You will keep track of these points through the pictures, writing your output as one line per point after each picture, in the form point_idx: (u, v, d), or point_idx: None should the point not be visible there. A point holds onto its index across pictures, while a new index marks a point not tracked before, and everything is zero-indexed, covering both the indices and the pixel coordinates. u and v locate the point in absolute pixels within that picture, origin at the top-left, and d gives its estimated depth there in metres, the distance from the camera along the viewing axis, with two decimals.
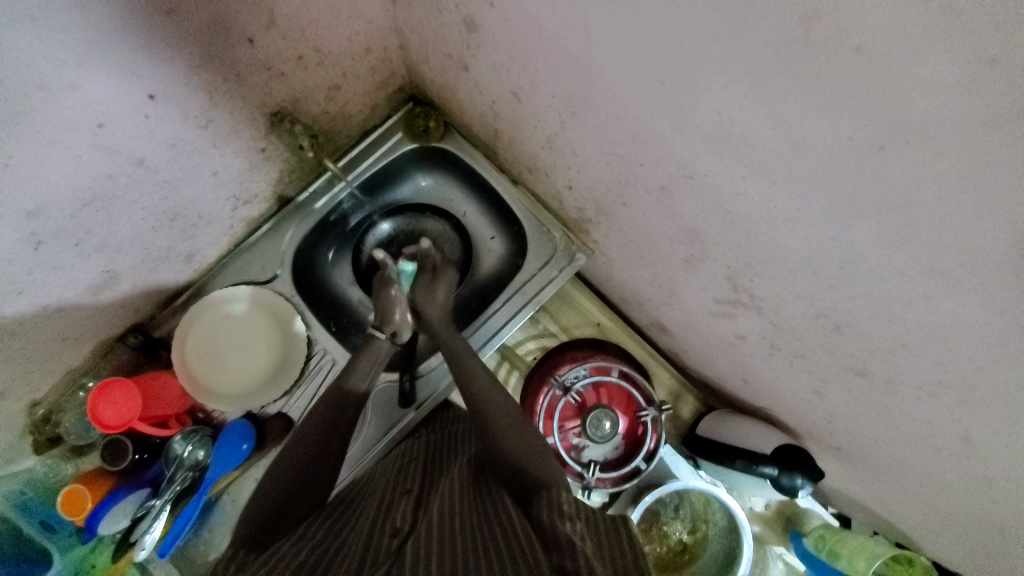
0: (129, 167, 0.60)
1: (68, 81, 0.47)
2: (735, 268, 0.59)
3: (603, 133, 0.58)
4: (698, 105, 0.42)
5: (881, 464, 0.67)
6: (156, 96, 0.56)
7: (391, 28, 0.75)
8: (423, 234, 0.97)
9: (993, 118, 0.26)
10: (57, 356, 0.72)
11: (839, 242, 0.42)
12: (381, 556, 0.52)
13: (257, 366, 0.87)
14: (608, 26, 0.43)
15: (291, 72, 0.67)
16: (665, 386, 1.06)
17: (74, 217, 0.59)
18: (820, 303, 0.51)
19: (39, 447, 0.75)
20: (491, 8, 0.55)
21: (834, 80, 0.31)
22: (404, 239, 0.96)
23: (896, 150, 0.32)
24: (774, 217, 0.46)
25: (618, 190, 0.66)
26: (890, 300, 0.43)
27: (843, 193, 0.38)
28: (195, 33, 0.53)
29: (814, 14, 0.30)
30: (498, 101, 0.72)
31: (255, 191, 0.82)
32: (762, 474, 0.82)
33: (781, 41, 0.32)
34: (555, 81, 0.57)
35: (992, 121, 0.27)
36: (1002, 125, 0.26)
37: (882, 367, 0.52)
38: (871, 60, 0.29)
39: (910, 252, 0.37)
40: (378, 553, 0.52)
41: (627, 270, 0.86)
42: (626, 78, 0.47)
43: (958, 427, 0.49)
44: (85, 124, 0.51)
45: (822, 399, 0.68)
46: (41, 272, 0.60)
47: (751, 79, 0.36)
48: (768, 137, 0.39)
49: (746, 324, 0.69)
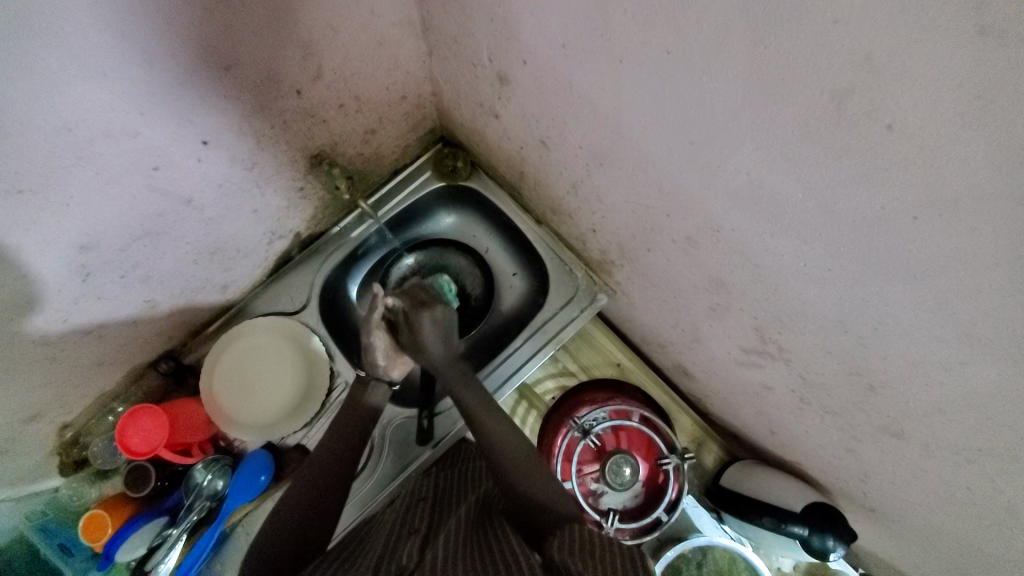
0: (179, 207, 0.64)
1: (130, 129, 0.50)
2: (762, 320, 0.58)
3: (630, 184, 0.59)
4: (726, 165, 0.43)
5: (920, 529, 0.63)
6: (209, 141, 0.60)
7: (426, 78, 0.78)
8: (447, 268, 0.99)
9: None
10: (92, 379, 0.75)
11: (870, 303, 0.42)
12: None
13: (279, 396, 0.87)
14: (637, 88, 0.45)
15: (332, 118, 0.71)
16: (687, 432, 1.04)
17: (122, 251, 0.62)
18: (852, 361, 0.50)
19: (65, 470, 0.79)
20: (523, 66, 0.58)
21: (867, 152, 0.32)
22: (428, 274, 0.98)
23: (929, 222, 0.32)
24: (802, 275, 0.46)
25: (642, 237, 0.67)
26: (924, 363, 0.42)
27: (876, 257, 0.37)
28: (248, 86, 0.57)
29: (845, 93, 0.30)
30: (526, 148, 0.74)
31: (290, 227, 0.86)
32: (793, 534, 0.78)
33: (812, 113, 0.33)
34: (583, 135, 0.59)
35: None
36: None
37: (918, 431, 0.50)
38: (904, 136, 0.29)
39: (948, 320, 0.36)
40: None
41: (650, 313, 0.85)
42: (654, 135, 0.48)
43: (1002, 498, 0.46)
44: (140, 167, 0.55)
45: (856, 457, 0.65)
46: (86, 301, 0.63)
47: (781, 145, 0.37)
48: (798, 199, 0.39)
49: (773, 376, 0.67)
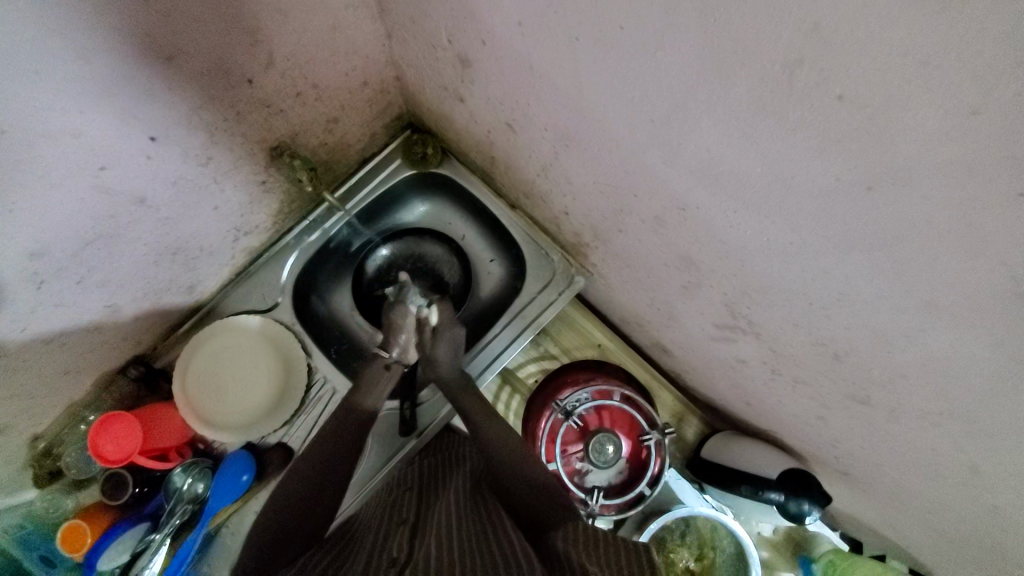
0: (131, 207, 0.61)
1: (70, 128, 0.48)
2: (732, 296, 0.59)
3: (597, 165, 0.58)
4: (687, 143, 0.43)
5: (888, 487, 0.66)
6: (157, 137, 0.57)
7: (387, 62, 0.76)
8: (422, 256, 0.97)
9: (978, 167, 0.27)
10: (57, 389, 0.73)
11: (831, 275, 0.42)
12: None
13: (257, 397, 0.86)
14: (596, 66, 0.44)
15: (290, 108, 0.68)
16: (668, 407, 1.05)
17: (75, 256, 0.59)
18: (817, 332, 0.51)
19: (40, 481, 0.76)
20: (483, 46, 0.56)
21: (821, 125, 0.31)
22: (403, 264, 0.97)
23: (883, 193, 0.32)
24: (766, 250, 0.46)
25: (613, 218, 0.66)
26: (885, 330, 0.43)
27: (834, 230, 0.38)
28: (196, 76, 0.54)
29: (796, 64, 0.30)
30: (494, 132, 0.73)
31: (256, 223, 0.83)
32: (770, 500, 0.81)
33: (765, 86, 0.32)
34: (548, 116, 0.58)
35: (977, 168, 0.27)
36: (991, 170, 0.26)
37: (882, 396, 0.51)
38: (854, 107, 0.29)
39: (904, 288, 0.37)
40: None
41: (626, 293, 0.86)
42: (616, 114, 0.47)
43: (962, 455, 0.48)
44: (86, 166, 0.52)
45: (826, 423, 0.67)
46: (42, 310, 0.60)
47: (737, 121, 0.36)
48: (758, 175, 0.39)
49: (746, 350, 0.68)
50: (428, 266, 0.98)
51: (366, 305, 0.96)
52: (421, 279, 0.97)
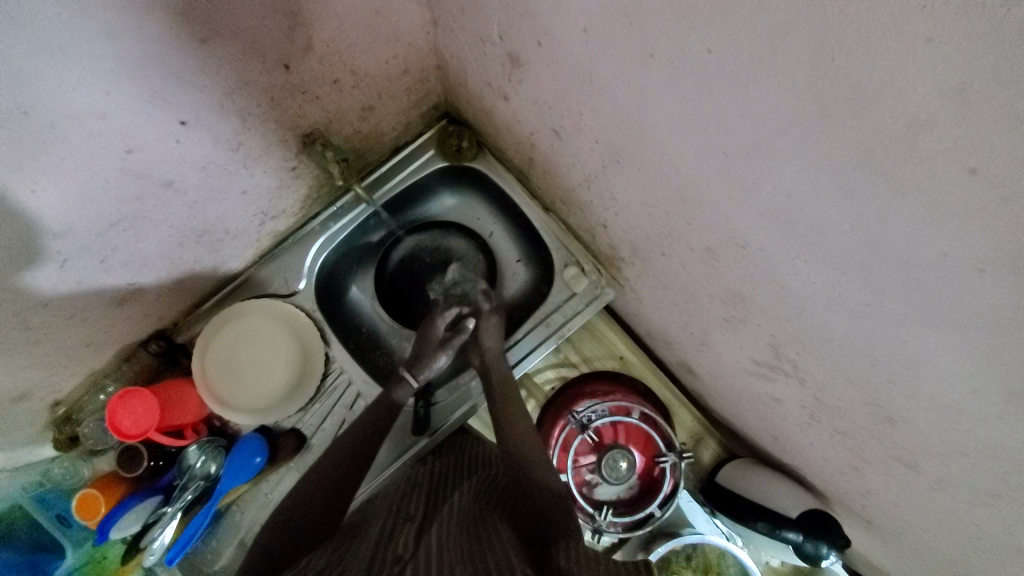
0: (158, 190, 0.59)
1: (98, 110, 0.45)
2: (780, 339, 0.55)
3: (649, 187, 0.54)
4: (763, 183, 0.38)
5: (920, 548, 0.63)
6: (188, 122, 0.54)
7: (430, 51, 0.71)
8: (448, 251, 0.95)
9: None
10: (81, 360, 0.73)
11: (907, 345, 0.38)
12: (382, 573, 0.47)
13: (275, 380, 0.85)
14: (667, 88, 0.39)
15: (325, 95, 0.65)
16: (687, 429, 1.03)
17: (100, 237, 0.58)
18: (874, 393, 0.47)
19: (60, 446, 0.77)
20: (538, 48, 0.51)
21: (940, 196, 0.27)
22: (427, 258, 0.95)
23: (997, 279, 0.28)
24: (834, 306, 0.42)
25: (657, 240, 0.62)
26: (958, 410, 0.39)
27: (924, 302, 0.33)
28: (230, 60, 0.51)
29: (924, 126, 0.25)
30: (536, 135, 0.68)
31: (283, 207, 0.80)
32: (787, 539, 0.79)
33: (877, 142, 0.28)
34: (601, 129, 0.53)
35: None
36: None
37: (935, 467, 0.48)
38: (988, 184, 0.25)
39: (995, 377, 0.33)
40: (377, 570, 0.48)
41: (658, 312, 0.82)
42: (682, 141, 0.43)
43: (1018, 544, 0.45)
44: (113, 149, 0.50)
45: (861, 476, 0.64)
46: (67, 286, 0.59)
47: (832, 171, 0.32)
48: (844, 231, 0.35)
49: (785, 391, 0.64)
50: (453, 262, 0.95)
51: (388, 296, 0.95)
52: (445, 275, 0.95)
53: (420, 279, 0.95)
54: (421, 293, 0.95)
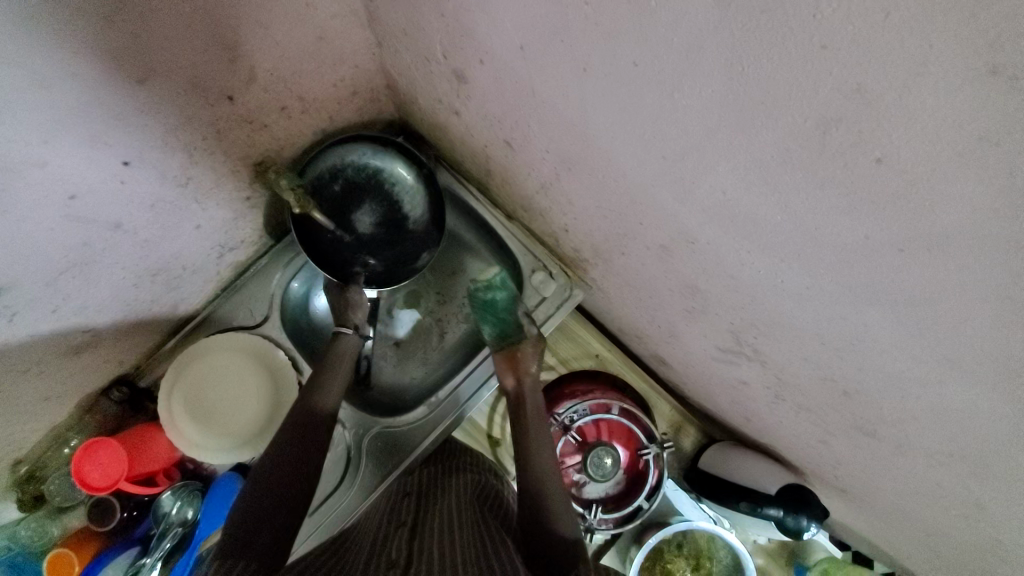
0: (106, 233, 0.57)
1: (35, 158, 0.44)
2: (737, 325, 0.57)
3: (601, 190, 0.56)
4: (701, 182, 0.40)
5: (889, 509, 0.67)
6: (131, 161, 0.53)
7: (378, 71, 0.72)
8: (379, 176, 0.81)
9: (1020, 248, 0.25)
10: (38, 415, 0.70)
11: (850, 322, 0.40)
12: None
13: (246, 415, 0.82)
14: (604, 98, 0.41)
15: (275, 122, 0.64)
16: (666, 418, 1.04)
17: (49, 286, 0.56)
18: (827, 368, 0.50)
19: (24, 505, 0.74)
20: (480, 65, 0.52)
21: (854, 184, 0.29)
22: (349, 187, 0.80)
23: (915, 256, 0.30)
24: (780, 290, 0.44)
25: (615, 240, 0.64)
26: (902, 378, 0.41)
27: (856, 281, 0.36)
28: (171, 96, 0.50)
29: (832, 122, 0.27)
30: (490, 146, 0.69)
31: (241, 238, 0.79)
32: (768, 516, 0.81)
33: (793, 140, 0.30)
34: (549, 139, 0.55)
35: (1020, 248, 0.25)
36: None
37: (890, 431, 0.51)
38: (894, 172, 0.27)
39: (927, 344, 0.36)
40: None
41: (627, 308, 0.84)
42: (624, 146, 0.45)
43: (969, 493, 0.48)
44: (54, 197, 0.48)
45: (829, 447, 0.67)
46: (17, 341, 0.57)
47: (759, 168, 0.34)
48: (777, 222, 0.37)
49: (749, 373, 0.67)
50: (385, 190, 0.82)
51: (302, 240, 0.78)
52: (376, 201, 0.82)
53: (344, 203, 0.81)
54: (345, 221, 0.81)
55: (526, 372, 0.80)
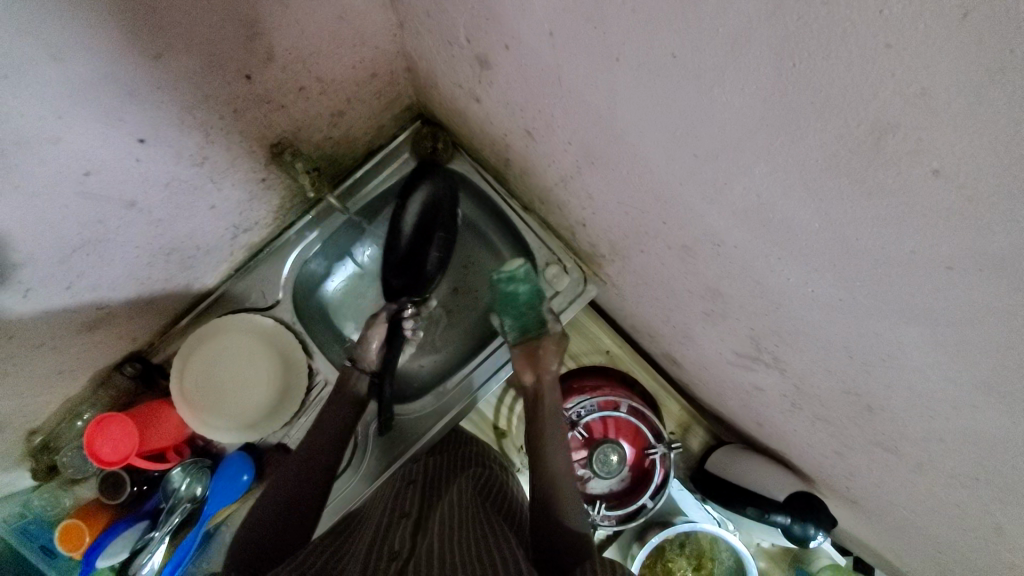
0: (121, 211, 0.57)
1: (50, 134, 0.43)
2: (759, 331, 0.56)
3: (625, 187, 0.54)
4: (734, 184, 0.38)
5: (902, 525, 0.65)
6: (147, 139, 0.52)
7: (398, 53, 0.70)
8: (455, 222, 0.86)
9: None
10: (53, 388, 0.71)
11: (882, 337, 0.39)
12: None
13: (256, 397, 0.82)
14: (636, 91, 0.39)
15: (292, 103, 0.63)
16: (674, 417, 1.03)
17: (63, 263, 0.56)
18: (850, 381, 0.48)
19: (38, 475, 0.76)
20: (506, 51, 0.50)
21: (904, 196, 0.27)
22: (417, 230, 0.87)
23: (964, 276, 0.28)
24: (809, 299, 0.42)
25: (635, 238, 0.62)
26: (932, 397, 0.40)
27: (895, 297, 0.34)
28: (188, 74, 0.49)
29: (887, 129, 0.25)
30: (511, 136, 0.67)
31: (255, 219, 0.78)
32: (774, 523, 0.80)
33: (842, 145, 0.28)
34: (574, 131, 0.53)
35: None
36: None
37: (913, 450, 0.49)
38: (950, 185, 0.25)
39: (966, 366, 0.34)
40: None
41: (641, 306, 0.82)
42: (653, 142, 0.43)
43: (992, 518, 0.46)
44: (69, 174, 0.48)
45: (843, 459, 0.65)
46: (31, 316, 0.57)
47: (800, 172, 0.32)
48: (814, 230, 0.35)
49: (766, 380, 0.65)
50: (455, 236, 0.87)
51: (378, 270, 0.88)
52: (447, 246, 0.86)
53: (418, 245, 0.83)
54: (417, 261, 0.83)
55: (546, 369, 0.78)
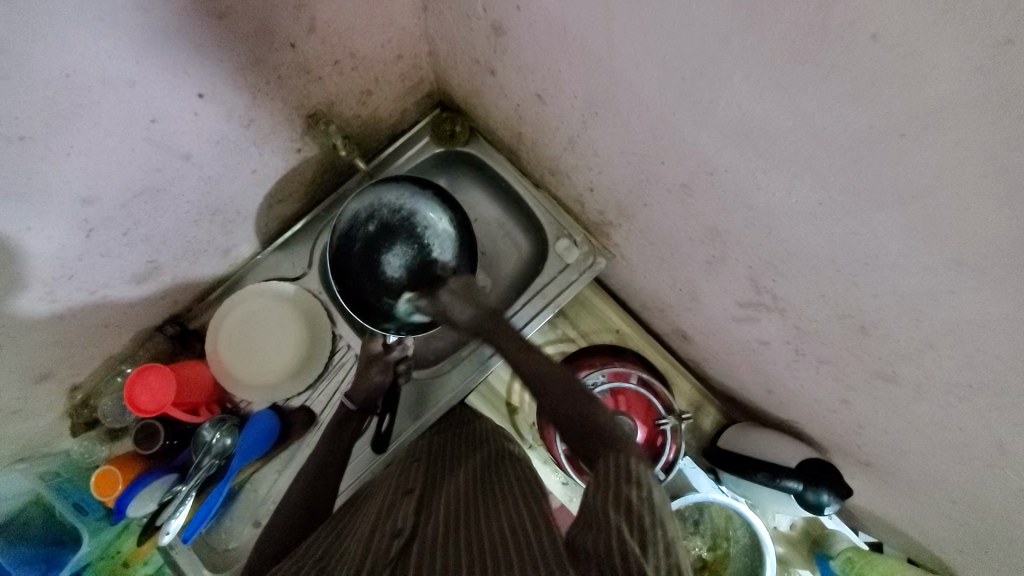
0: (177, 162, 0.64)
1: (127, 77, 0.51)
2: (756, 268, 0.59)
3: (627, 133, 0.59)
4: (718, 100, 0.43)
5: (914, 479, 0.64)
6: (205, 95, 0.60)
7: (422, 37, 0.78)
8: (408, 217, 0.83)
9: (1000, 109, 0.27)
10: (102, 339, 0.77)
11: (862, 236, 0.42)
12: (386, 552, 0.50)
13: (285, 359, 0.88)
14: (630, 26, 0.45)
15: (328, 76, 0.71)
16: (686, 396, 1.04)
17: (124, 207, 0.63)
18: (841, 301, 0.51)
19: (76, 430, 0.81)
20: (517, 13, 0.57)
21: (853, 67, 0.32)
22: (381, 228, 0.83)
23: (916, 138, 0.32)
24: (794, 211, 0.46)
25: (639, 190, 0.67)
26: (915, 297, 0.42)
27: (865, 185, 0.37)
28: (242, 36, 0.57)
29: (831, 3, 0.30)
30: (523, 105, 0.74)
31: (289, 191, 0.86)
32: (787, 488, 0.80)
33: (799, 28, 0.33)
34: (579, 83, 0.58)
35: (999, 109, 0.27)
36: (1010, 107, 0.27)
37: (910, 371, 0.50)
38: (887, 46, 0.29)
39: (933, 244, 0.36)
40: (381, 549, 0.51)
41: (648, 275, 0.86)
42: (647, 75, 0.48)
43: (991, 433, 0.47)
44: (137, 118, 0.55)
45: (850, 408, 0.66)
46: (90, 257, 0.64)
47: (770, 69, 0.37)
48: (789, 129, 0.39)
49: (769, 329, 0.67)
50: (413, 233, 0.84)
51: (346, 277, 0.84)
52: (404, 242, 0.83)
53: (372, 249, 0.83)
54: (374, 264, 0.82)
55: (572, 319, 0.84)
